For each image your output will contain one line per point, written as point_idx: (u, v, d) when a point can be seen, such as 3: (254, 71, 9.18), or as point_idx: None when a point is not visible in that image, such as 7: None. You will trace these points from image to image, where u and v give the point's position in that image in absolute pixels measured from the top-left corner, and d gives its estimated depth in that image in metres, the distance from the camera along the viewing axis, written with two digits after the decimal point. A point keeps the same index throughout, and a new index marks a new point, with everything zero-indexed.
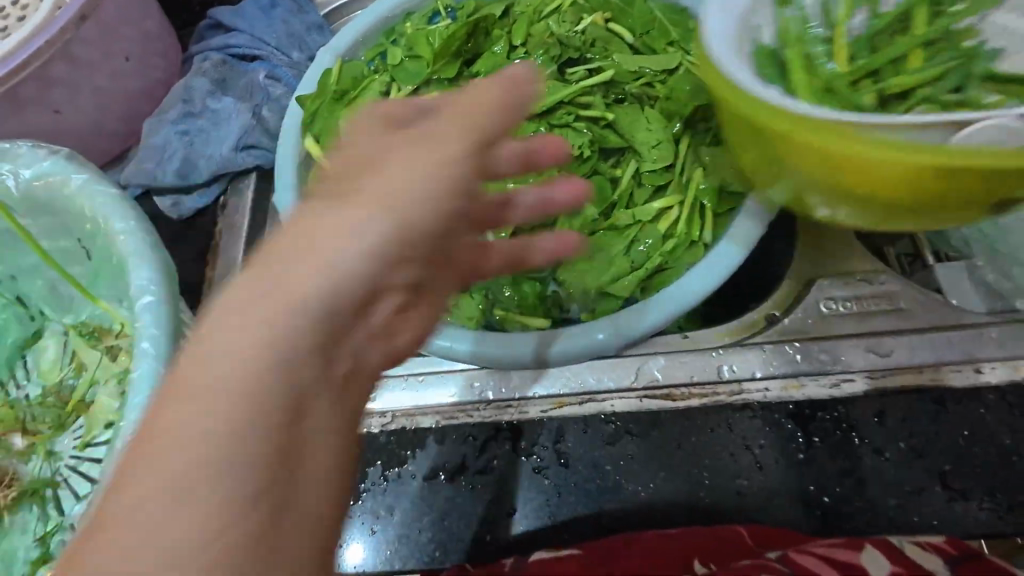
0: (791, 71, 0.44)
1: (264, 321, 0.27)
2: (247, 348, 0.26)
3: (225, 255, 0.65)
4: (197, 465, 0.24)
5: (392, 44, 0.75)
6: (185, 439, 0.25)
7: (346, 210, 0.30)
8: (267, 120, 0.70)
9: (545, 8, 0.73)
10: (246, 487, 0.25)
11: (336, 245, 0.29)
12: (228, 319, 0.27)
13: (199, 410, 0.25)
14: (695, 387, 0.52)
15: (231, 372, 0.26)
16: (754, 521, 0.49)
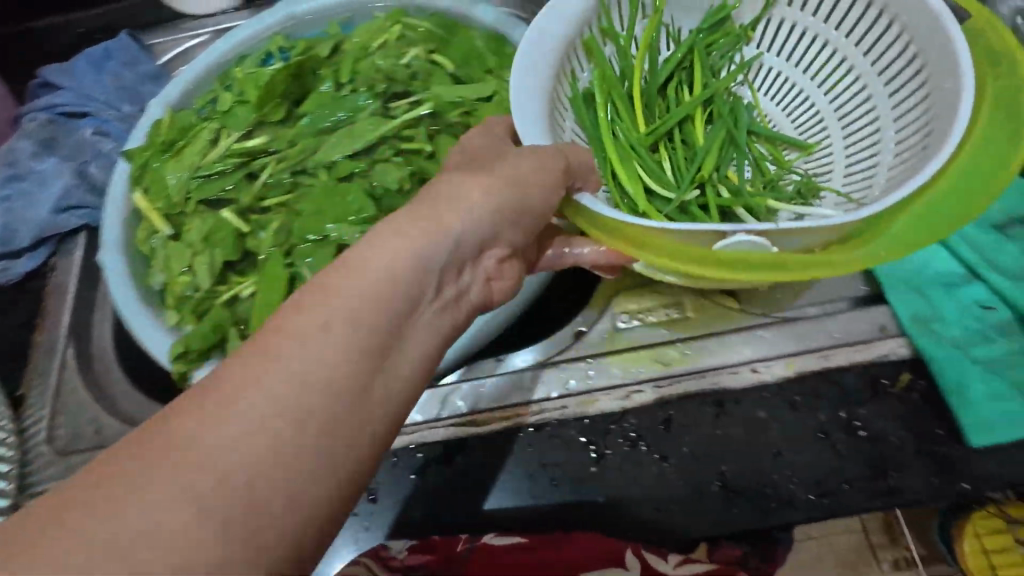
0: (678, 85, 0.63)
1: (351, 294, 0.32)
2: (325, 315, 0.31)
3: (51, 318, 0.65)
4: (254, 429, 0.27)
5: (224, 90, 0.75)
6: (245, 403, 0.27)
7: (393, 229, 0.36)
8: (93, 177, 0.70)
9: (372, 44, 0.74)
10: (302, 433, 0.28)
11: (369, 251, 0.34)
12: (323, 289, 0.32)
13: (274, 371, 0.28)
14: (498, 411, 0.54)
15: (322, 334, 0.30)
16: (566, 526, 0.51)
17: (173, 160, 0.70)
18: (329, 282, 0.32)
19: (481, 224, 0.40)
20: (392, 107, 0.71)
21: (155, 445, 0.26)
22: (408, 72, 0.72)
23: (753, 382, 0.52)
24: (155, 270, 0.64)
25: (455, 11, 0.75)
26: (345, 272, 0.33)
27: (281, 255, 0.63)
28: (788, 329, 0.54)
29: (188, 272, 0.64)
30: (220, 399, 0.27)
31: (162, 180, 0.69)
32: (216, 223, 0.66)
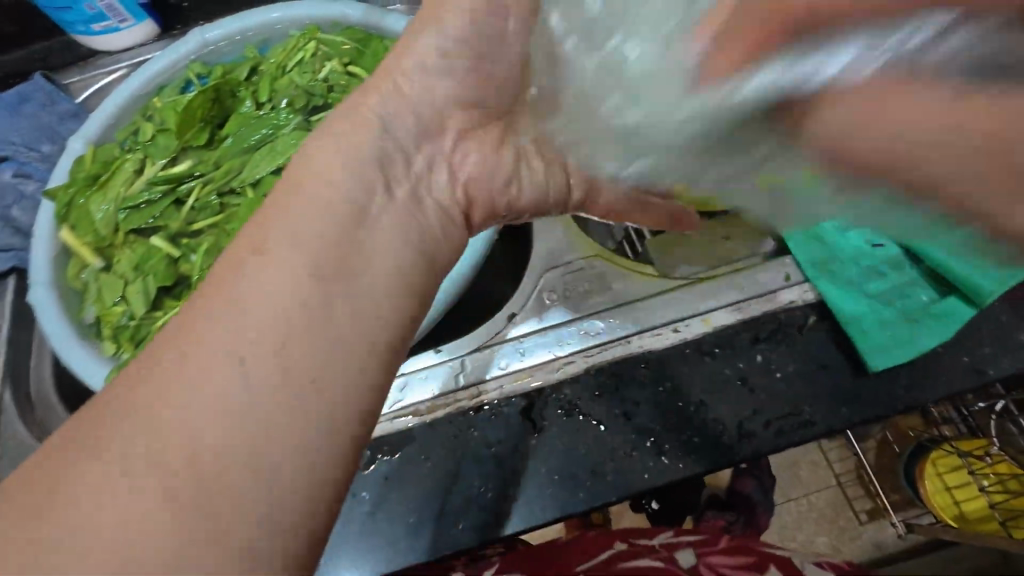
0: None
1: (249, 325, 0.33)
2: (253, 332, 0.33)
3: None
4: (206, 417, 0.31)
5: (146, 120, 0.76)
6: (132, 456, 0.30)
7: (290, 213, 0.37)
8: (17, 220, 0.70)
9: (288, 62, 0.76)
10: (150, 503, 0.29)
11: (264, 260, 0.35)
12: (253, 295, 0.33)
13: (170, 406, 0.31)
14: (438, 398, 0.56)
15: (197, 414, 0.31)
16: (512, 515, 0.52)
17: (97, 193, 0.70)
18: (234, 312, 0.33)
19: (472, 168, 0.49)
20: (314, 121, 0.73)
21: (139, 436, 0.30)
22: (326, 86, 0.74)
23: (674, 341, 0.55)
24: (87, 305, 0.65)
25: (368, 23, 0.77)
26: (250, 270, 0.34)
27: (214, 274, 0.65)
28: (704, 287, 0.57)
29: (120, 304, 0.64)
30: (176, 389, 0.31)
31: (88, 215, 0.69)
32: (147, 250, 0.67)
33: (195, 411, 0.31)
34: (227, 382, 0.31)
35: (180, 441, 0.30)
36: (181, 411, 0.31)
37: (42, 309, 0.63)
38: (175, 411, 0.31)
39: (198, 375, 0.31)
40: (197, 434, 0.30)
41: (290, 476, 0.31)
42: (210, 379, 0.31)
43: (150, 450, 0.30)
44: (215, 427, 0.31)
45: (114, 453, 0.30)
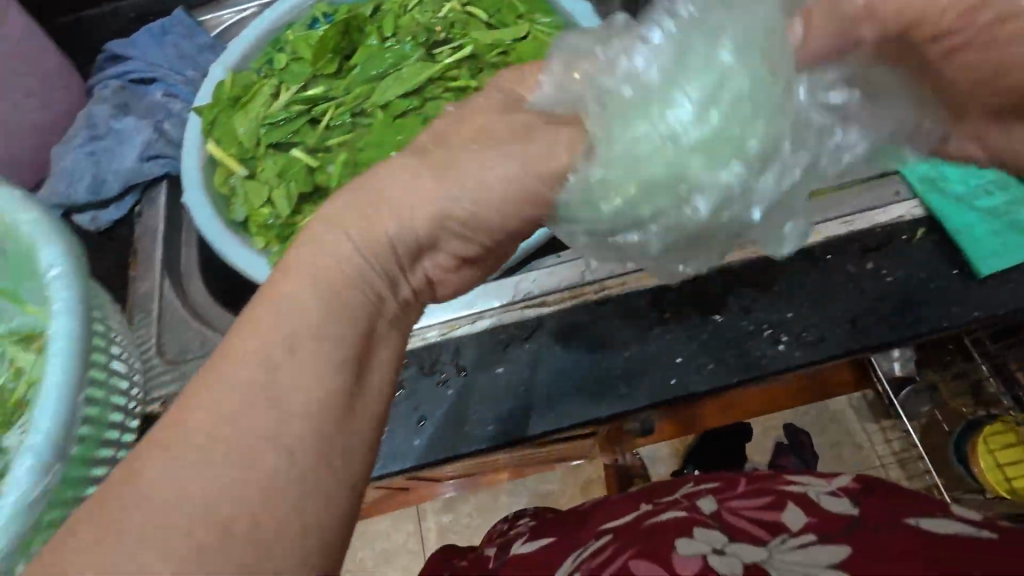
0: None
1: (283, 338, 0.34)
2: (272, 343, 0.34)
3: (144, 255, 0.71)
4: (230, 473, 0.31)
5: (278, 52, 0.82)
6: (173, 484, 0.31)
7: (326, 248, 0.39)
8: (169, 133, 0.77)
9: (410, 2, 0.82)
10: (202, 522, 0.30)
11: (291, 295, 0.36)
12: (262, 324, 0.35)
13: (222, 452, 0.31)
14: (565, 291, 0.61)
15: (256, 424, 0.32)
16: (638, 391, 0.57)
17: (240, 113, 0.77)
18: (260, 316, 0.35)
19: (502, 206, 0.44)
20: (435, 54, 0.78)
21: (228, 407, 0.32)
22: (447, 23, 0.80)
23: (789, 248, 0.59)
24: (237, 206, 0.71)
25: None
26: (281, 302, 0.36)
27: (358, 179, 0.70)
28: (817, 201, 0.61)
29: (267, 206, 0.71)
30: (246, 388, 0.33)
31: (232, 131, 0.76)
32: (287, 162, 0.73)
33: (222, 385, 0.33)
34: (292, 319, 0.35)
35: (183, 472, 0.31)
36: (222, 400, 0.33)
37: (197, 208, 0.70)
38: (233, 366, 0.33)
39: (232, 346, 0.34)
40: (274, 401, 0.33)
41: (317, 515, 0.32)
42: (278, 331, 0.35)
43: (192, 449, 0.31)
44: (229, 473, 0.31)
45: (185, 446, 0.31)
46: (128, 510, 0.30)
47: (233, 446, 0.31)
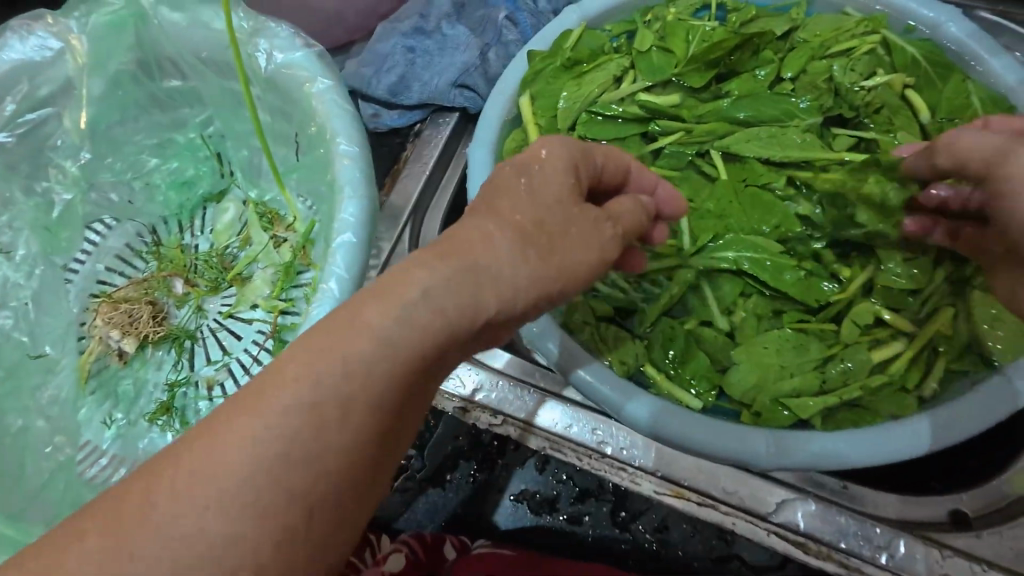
0: None
1: (332, 365, 0.28)
2: (352, 361, 0.28)
3: (403, 184, 0.63)
4: (339, 385, 0.27)
5: (645, 26, 0.65)
6: (305, 381, 0.27)
7: (381, 307, 0.29)
8: (490, 64, 0.66)
9: (835, 45, 0.61)
10: (352, 400, 0.28)
11: (331, 365, 0.27)
12: (328, 343, 0.28)
13: (336, 361, 0.28)
14: (838, 552, 0.45)
15: (328, 383, 0.27)
16: None
17: (571, 82, 0.63)
18: (322, 344, 0.28)
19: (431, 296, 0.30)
20: (831, 135, 0.58)
21: (212, 453, 0.26)
22: (867, 101, 0.59)
23: None
24: None
25: (960, 49, 0.58)
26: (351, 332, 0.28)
27: (688, 259, 0.54)
28: None
29: None
30: (247, 411, 0.26)
31: (553, 96, 0.62)
32: None
33: (306, 375, 0.27)
34: (413, 324, 0.29)
35: (216, 486, 0.25)
36: (307, 387, 0.27)
37: (477, 172, 0.59)
38: (255, 421, 0.26)
39: (374, 312, 0.29)
40: (244, 478, 0.26)
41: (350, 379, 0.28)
42: (342, 374, 0.28)
43: (176, 522, 0.25)
44: (305, 435, 0.27)
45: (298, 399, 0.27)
46: (242, 415, 0.26)
47: (303, 481, 0.26)
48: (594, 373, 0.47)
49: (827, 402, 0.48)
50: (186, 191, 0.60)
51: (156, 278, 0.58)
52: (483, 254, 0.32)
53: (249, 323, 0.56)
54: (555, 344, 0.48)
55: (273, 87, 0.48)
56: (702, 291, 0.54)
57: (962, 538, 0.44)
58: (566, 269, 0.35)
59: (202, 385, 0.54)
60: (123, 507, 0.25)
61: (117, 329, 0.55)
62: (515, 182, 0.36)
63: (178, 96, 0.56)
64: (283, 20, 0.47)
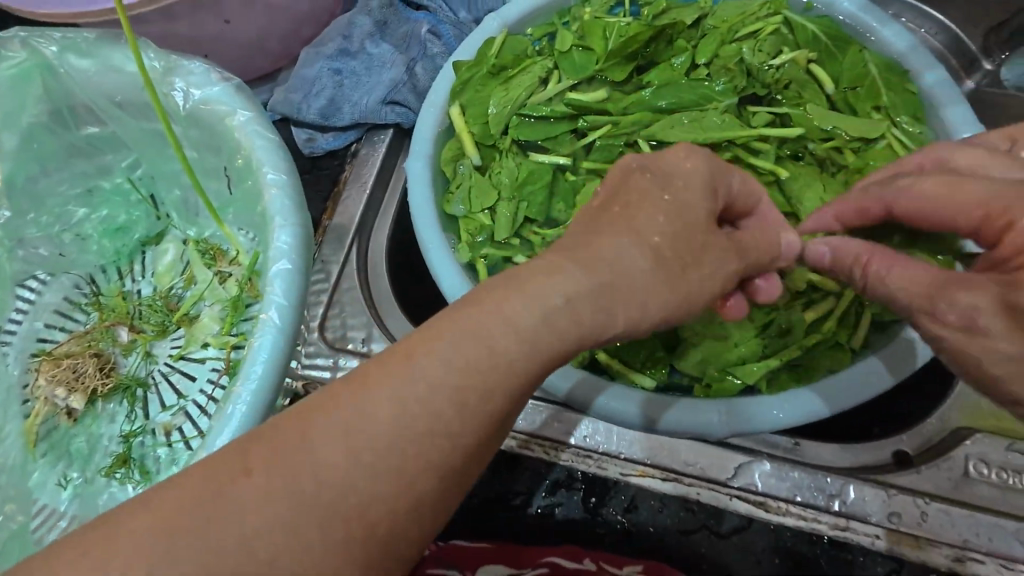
0: None
1: (417, 396, 0.28)
2: (430, 397, 0.28)
3: (345, 205, 0.64)
4: (413, 422, 0.28)
5: (564, 27, 0.67)
6: (384, 417, 0.27)
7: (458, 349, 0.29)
8: (418, 78, 0.67)
9: (743, 28, 0.64)
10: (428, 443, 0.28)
11: (407, 402, 0.28)
12: (414, 372, 0.28)
13: (414, 398, 0.28)
14: (795, 505, 0.47)
15: (403, 420, 0.28)
16: None
17: (500, 87, 0.64)
18: (408, 373, 0.28)
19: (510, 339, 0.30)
20: (748, 113, 0.61)
21: (334, 436, 0.27)
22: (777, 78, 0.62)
23: None
24: (457, 198, 0.61)
25: (854, 23, 0.62)
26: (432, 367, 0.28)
27: None
28: None
29: (488, 214, 0.61)
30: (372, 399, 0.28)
31: (483, 103, 0.64)
32: (530, 168, 0.62)
33: (434, 368, 0.28)
34: (484, 368, 0.29)
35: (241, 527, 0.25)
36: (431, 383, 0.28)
37: (416, 185, 0.60)
38: (382, 404, 0.27)
39: (501, 314, 0.30)
40: (357, 476, 0.27)
41: (425, 423, 0.28)
42: (457, 369, 0.29)
43: (265, 505, 0.25)
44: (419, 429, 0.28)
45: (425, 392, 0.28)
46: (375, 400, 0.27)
47: (405, 468, 0.27)
48: (617, 398, 0.49)
49: (770, 365, 0.51)
50: (122, 237, 0.59)
51: (99, 329, 0.57)
52: (616, 261, 0.32)
53: (202, 363, 0.56)
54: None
55: (196, 125, 0.48)
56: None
57: (905, 474, 0.47)
58: (688, 293, 0.34)
59: (158, 431, 0.53)
60: (236, 478, 0.26)
61: (62, 387, 0.53)
62: (656, 195, 0.34)
63: (99, 143, 0.55)
64: (196, 57, 0.47)
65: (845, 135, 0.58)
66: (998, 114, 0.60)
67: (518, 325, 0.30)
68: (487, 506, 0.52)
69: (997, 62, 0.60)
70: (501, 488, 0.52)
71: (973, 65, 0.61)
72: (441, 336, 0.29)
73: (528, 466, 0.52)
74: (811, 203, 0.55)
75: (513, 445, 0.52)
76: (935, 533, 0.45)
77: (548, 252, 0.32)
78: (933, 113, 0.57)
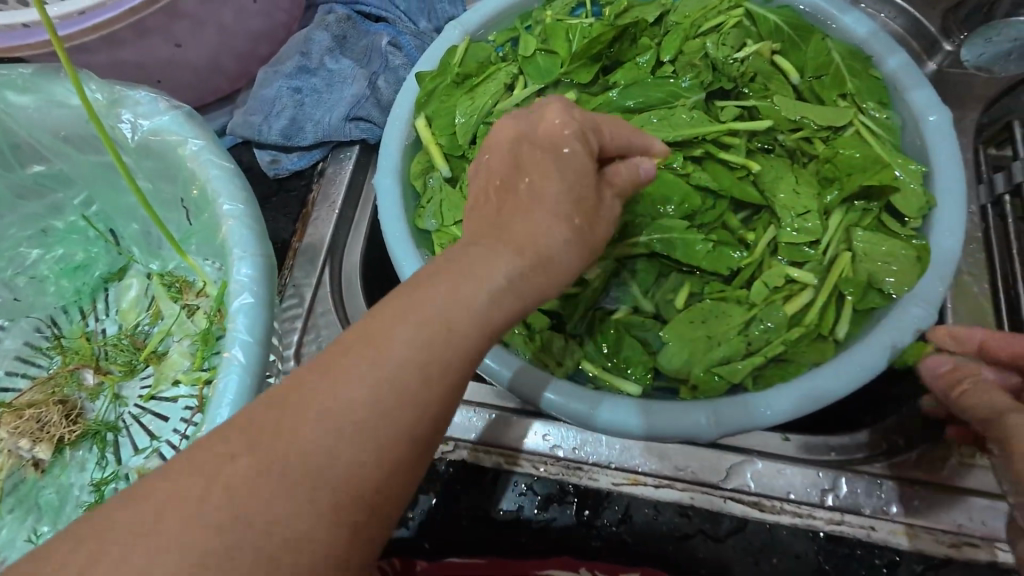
0: None
1: (334, 406, 0.26)
2: (349, 407, 0.26)
3: (315, 227, 0.62)
4: (332, 434, 0.26)
5: (526, 31, 0.66)
6: (303, 433, 0.25)
7: (376, 352, 0.27)
8: (381, 92, 0.65)
9: (705, 23, 0.63)
10: (354, 454, 0.26)
11: (326, 412, 0.26)
12: (331, 380, 0.26)
13: (332, 408, 0.26)
14: (790, 503, 0.47)
15: (320, 432, 0.25)
16: None
17: (465, 97, 0.63)
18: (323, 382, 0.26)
19: (428, 339, 0.28)
20: (716, 108, 0.60)
21: (267, 459, 0.25)
22: (742, 71, 0.61)
23: None
24: (428, 212, 0.60)
25: (815, 11, 0.62)
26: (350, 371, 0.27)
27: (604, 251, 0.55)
28: None
29: (462, 225, 0.60)
30: (302, 414, 0.26)
31: (449, 113, 0.62)
32: None
33: (366, 371, 0.27)
34: (408, 369, 0.27)
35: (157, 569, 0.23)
36: (364, 390, 0.26)
37: (386, 202, 0.58)
38: (303, 426, 0.26)
39: (422, 313, 0.28)
40: (275, 500, 0.24)
41: (345, 433, 0.26)
42: (373, 375, 0.27)
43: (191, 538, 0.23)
44: (353, 438, 0.26)
45: (356, 398, 0.26)
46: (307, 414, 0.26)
47: (343, 484, 0.26)
48: (559, 391, 0.48)
49: (755, 362, 0.50)
50: (81, 275, 0.57)
51: (62, 374, 0.54)
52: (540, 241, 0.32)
53: (174, 402, 0.53)
54: (496, 361, 0.48)
55: (148, 156, 0.46)
56: (625, 280, 0.55)
57: (895, 464, 0.47)
58: (591, 250, 0.36)
59: (131, 477, 0.50)
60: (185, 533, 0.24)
61: (26, 439, 0.51)
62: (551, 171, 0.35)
63: (48, 181, 0.52)
64: (142, 86, 0.45)
65: (813, 125, 0.57)
66: (960, 93, 0.60)
67: (440, 319, 0.28)
68: (479, 524, 0.50)
69: (957, 42, 0.60)
70: (494, 506, 0.50)
71: (933, 47, 0.61)
72: (357, 339, 0.28)
73: (519, 482, 0.50)
74: (785, 195, 0.55)
75: (502, 462, 0.51)
76: (930, 520, 0.45)
77: (468, 249, 0.31)
78: (898, 97, 0.57)
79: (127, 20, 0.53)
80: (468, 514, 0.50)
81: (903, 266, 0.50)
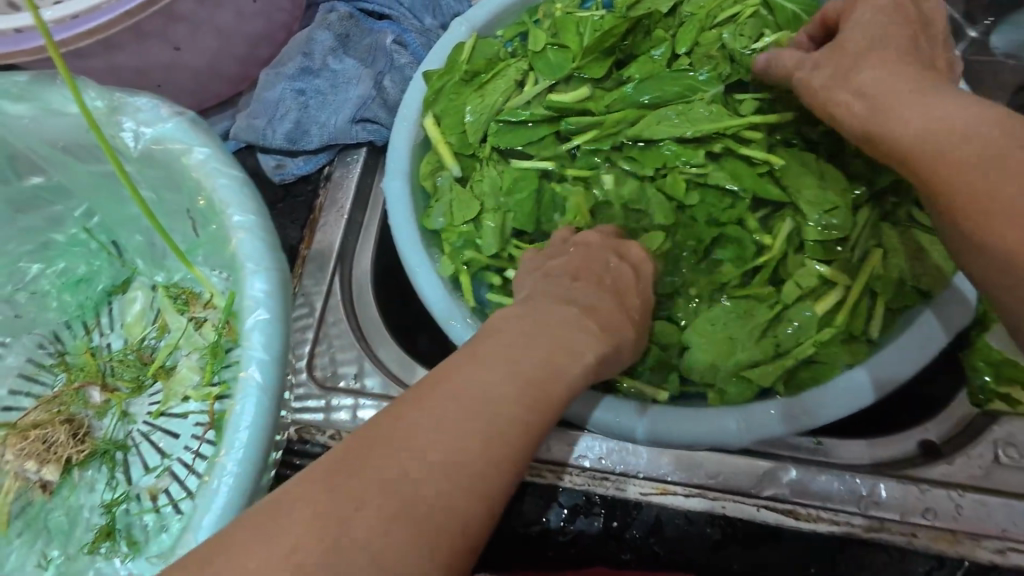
0: None
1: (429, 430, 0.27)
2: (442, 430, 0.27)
3: (323, 233, 0.60)
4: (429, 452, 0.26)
5: (535, 25, 0.64)
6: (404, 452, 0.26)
7: (454, 390, 0.29)
8: (388, 92, 0.63)
9: (719, 14, 0.61)
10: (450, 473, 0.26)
11: (420, 435, 0.27)
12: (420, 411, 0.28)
13: (427, 432, 0.27)
14: (826, 511, 0.45)
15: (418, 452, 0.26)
16: None
17: (474, 95, 0.61)
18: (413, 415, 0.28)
19: (496, 381, 0.30)
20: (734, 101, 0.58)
21: (339, 496, 0.25)
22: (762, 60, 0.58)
23: None
24: (437, 211, 0.58)
25: None
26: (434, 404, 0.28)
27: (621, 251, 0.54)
28: None
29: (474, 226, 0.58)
30: (389, 450, 0.26)
31: (459, 112, 0.60)
32: (515, 176, 0.59)
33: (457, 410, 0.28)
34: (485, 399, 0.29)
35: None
36: (452, 423, 0.28)
37: (398, 206, 0.57)
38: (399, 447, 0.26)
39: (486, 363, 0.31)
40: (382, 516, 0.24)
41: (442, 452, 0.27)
42: (459, 404, 0.28)
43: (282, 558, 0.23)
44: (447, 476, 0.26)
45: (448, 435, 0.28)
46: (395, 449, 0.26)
47: (433, 504, 0.25)
48: (608, 409, 0.47)
49: (784, 365, 0.49)
50: (84, 289, 0.55)
51: (68, 392, 0.52)
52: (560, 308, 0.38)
53: (184, 418, 0.52)
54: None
55: (151, 165, 0.44)
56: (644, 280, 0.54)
57: (935, 468, 0.45)
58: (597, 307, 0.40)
59: (142, 497, 0.49)
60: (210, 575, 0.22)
61: (32, 460, 0.49)
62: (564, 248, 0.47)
63: (46, 193, 0.50)
64: (144, 92, 0.43)
65: None
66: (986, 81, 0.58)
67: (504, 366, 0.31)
68: (504, 537, 0.49)
69: (982, 28, 0.58)
70: (519, 518, 0.49)
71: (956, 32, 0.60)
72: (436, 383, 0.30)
73: (543, 493, 0.49)
74: (811, 190, 0.53)
75: (525, 473, 0.49)
76: (973, 526, 0.44)
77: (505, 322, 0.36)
78: None
79: (124, 23, 0.51)
80: (492, 528, 0.49)
81: (935, 265, 0.49)
